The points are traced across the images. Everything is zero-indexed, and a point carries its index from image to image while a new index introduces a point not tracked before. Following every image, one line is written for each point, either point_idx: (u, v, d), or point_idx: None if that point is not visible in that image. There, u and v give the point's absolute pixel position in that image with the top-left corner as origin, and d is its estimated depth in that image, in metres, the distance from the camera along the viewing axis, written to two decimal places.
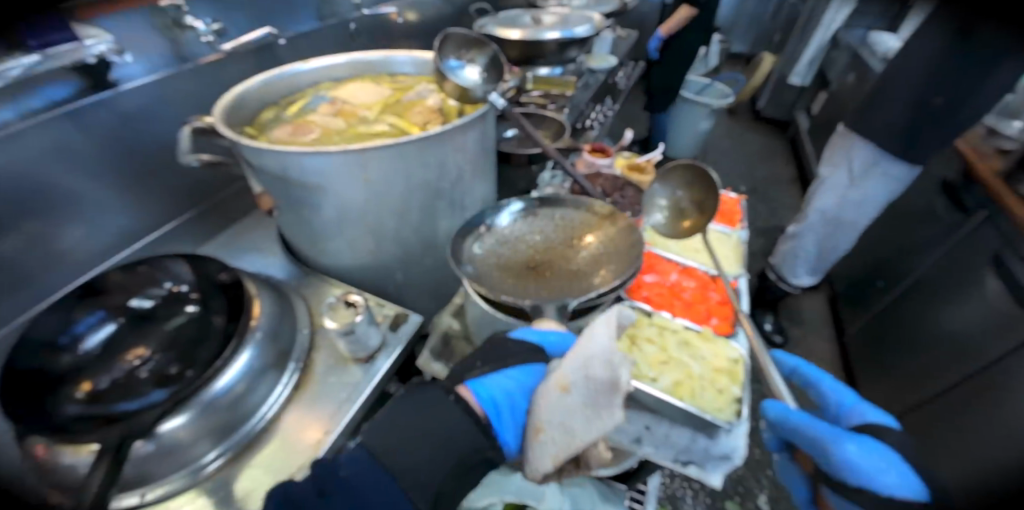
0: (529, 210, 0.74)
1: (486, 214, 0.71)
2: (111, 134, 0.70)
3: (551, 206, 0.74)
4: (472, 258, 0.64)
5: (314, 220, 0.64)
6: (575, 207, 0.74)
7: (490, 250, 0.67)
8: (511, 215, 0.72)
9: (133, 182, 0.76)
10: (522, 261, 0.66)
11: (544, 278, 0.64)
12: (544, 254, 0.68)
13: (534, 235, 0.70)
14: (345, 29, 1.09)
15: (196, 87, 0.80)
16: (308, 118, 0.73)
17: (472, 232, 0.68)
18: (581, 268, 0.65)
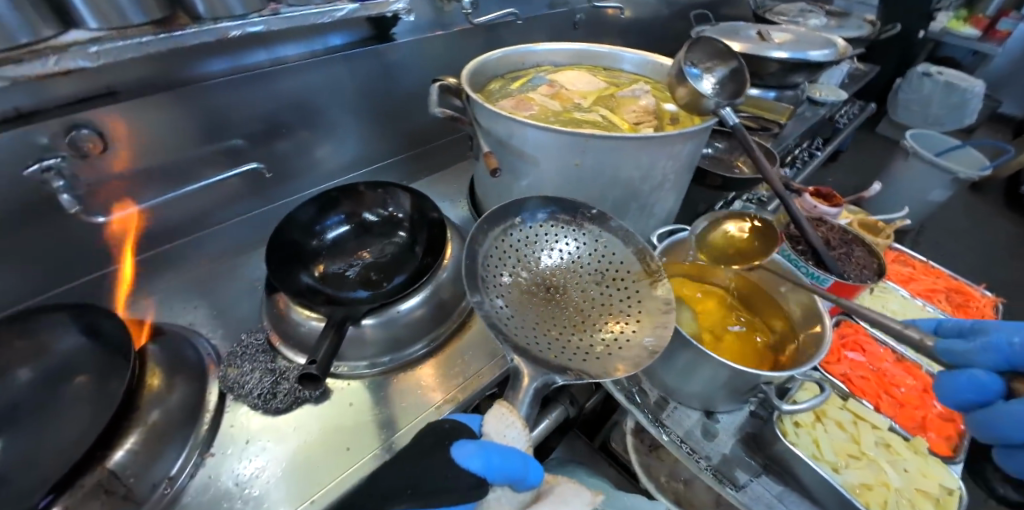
0: (571, 236, 0.57)
1: (527, 216, 0.57)
2: (376, 75, 0.85)
3: (594, 230, 0.57)
4: (492, 292, 0.52)
5: (513, 187, 0.68)
6: (624, 244, 0.57)
7: (516, 295, 0.53)
8: (558, 236, 0.57)
9: (375, 117, 0.91)
10: (538, 278, 0.56)
11: (552, 308, 0.54)
12: (580, 315, 0.53)
13: (570, 264, 0.57)
14: (571, 18, 1.14)
15: (441, 52, 0.91)
16: (529, 95, 0.78)
17: (499, 256, 0.55)
18: (595, 319, 0.53)
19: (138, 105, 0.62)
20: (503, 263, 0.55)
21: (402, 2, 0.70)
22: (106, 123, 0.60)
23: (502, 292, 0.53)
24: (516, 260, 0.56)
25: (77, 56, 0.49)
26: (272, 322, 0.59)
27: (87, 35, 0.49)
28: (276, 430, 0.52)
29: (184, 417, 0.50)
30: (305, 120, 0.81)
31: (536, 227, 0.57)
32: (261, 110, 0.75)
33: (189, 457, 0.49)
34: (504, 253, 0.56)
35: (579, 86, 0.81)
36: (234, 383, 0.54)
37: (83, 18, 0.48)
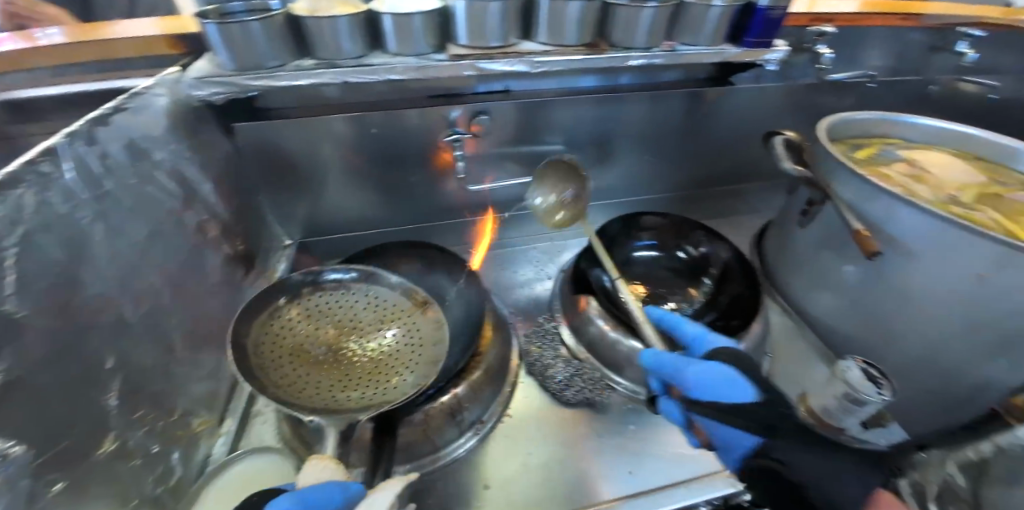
0: (373, 301, 0.53)
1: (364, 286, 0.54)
2: (699, 114, 0.85)
3: (390, 308, 0.53)
4: (275, 369, 0.46)
5: (849, 267, 0.60)
6: (373, 286, 0.54)
7: (395, 320, 0.52)
8: (390, 310, 0.53)
9: (676, 152, 0.91)
10: (317, 326, 0.51)
11: (333, 364, 0.48)
12: (409, 343, 0.50)
13: (405, 336, 0.51)
14: (922, 89, 0.97)
15: (768, 103, 0.87)
16: (883, 170, 0.68)
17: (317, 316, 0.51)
18: (394, 355, 0.49)
19: (519, 104, 0.74)
20: (348, 333, 0.51)
21: (783, 52, 0.67)
22: (495, 113, 0.73)
23: (299, 371, 0.47)
24: (322, 313, 0.52)
25: (525, 62, 0.59)
26: (570, 317, 0.64)
27: (539, 50, 0.60)
28: (561, 420, 0.56)
29: (498, 374, 0.57)
30: (621, 141, 0.85)
31: (362, 295, 0.54)
32: (593, 126, 0.81)
33: (494, 410, 0.55)
34: (308, 308, 0.52)
35: (953, 175, 0.67)
36: (534, 360, 0.61)
37: (540, 33, 0.60)
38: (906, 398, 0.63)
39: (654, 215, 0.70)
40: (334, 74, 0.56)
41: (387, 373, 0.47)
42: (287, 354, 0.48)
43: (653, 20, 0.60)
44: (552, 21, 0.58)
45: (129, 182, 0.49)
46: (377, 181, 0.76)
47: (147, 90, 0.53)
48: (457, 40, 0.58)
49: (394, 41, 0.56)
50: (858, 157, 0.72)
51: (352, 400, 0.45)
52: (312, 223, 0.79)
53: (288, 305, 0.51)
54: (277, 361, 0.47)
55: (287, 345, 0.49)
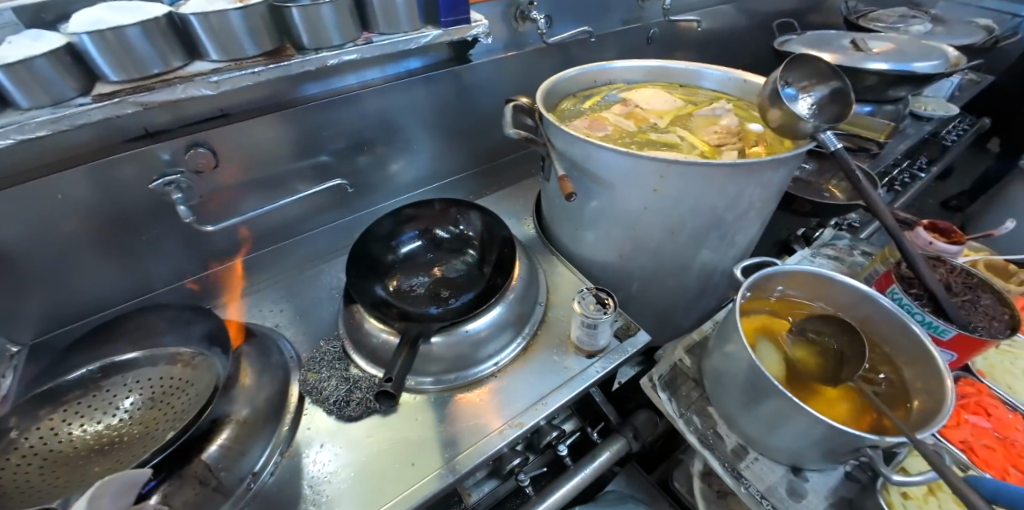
0: (137, 378, 0.53)
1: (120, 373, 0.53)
2: (453, 95, 0.88)
3: (158, 376, 0.53)
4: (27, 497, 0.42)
5: (582, 208, 0.67)
6: (130, 367, 0.53)
7: (168, 385, 0.53)
8: (162, 378, 0.53)
9: (450, 134, 0.93)
10: (70, 435, 0.48)
11: (107, 457, 0.47)
12: (185, 396, 0.51)
13: (182, 391, 0.52)
14: (645, 33, 1.11)
15: (514, 71, 0.92)
16: (602, 114, 0.77)
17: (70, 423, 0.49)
18: (172, 414, 0.50)
19: (245, 126, 0.69)
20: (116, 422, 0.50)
21: (484, 26, 0.71)
22: (218, 143, 0.67)
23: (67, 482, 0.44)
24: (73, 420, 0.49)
25: (200, 85, 0.54)
26: (349, 330, 0.63)
27: (212, 69, 0.55)
28: (347, 436, 0.55)
29: (268, 417, 0.53)
30: (386, 137, 0.85)
31: (118, 383, 0.52)
32: (348, 131, 0.79)
33: (272, 455, 0.52)
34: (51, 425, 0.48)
35: (653, 105, 0.78)
36: (314, 388, 0.58)
37: (208, 51, 0.55)
38: (663, 301, 0.74)
39: (414, 205, 0.70)
40: None
41: (165, 433, 0.48)
42: (37, 472, 0.45)
43: (332, 18, 0.59)
44: (214, 38, 0.54)
45: None
46: (108, 247, 0.66)
47: None
48: (104, 78, 0.52)
49: (17, 95, 0.48)
50: (585, 106, 0.79)
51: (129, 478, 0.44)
52: (43, 320, 0.66)
53: (24, 432, 0.47)
54: (24, 483, 0.43)
55: (33, 467, 0.45)
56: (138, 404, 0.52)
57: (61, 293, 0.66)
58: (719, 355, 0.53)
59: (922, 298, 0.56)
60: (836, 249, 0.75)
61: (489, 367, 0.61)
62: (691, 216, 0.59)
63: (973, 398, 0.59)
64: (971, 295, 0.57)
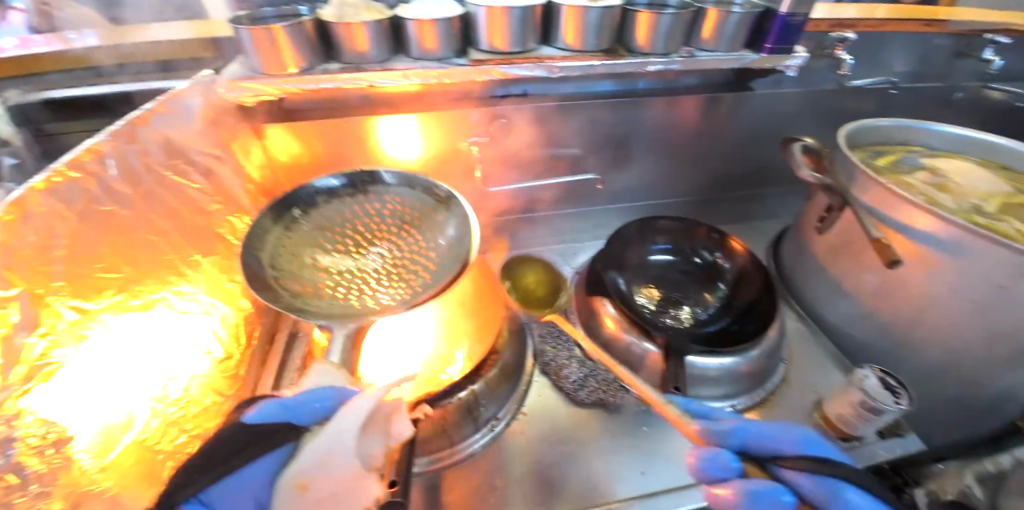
0: (384, 204, 0.58)
1: (344, 200, 0.57)
2: (716, 120, 0.85)
3: (389, 223, 0.57)
4: (293, 281, 0.49)
5: (869, 274, 0.60)
6: (377, 193, 0.58)
7: (399, 231, 0.56)
8: (393, 222, 0.57)
9: (693, 159, 0.90)
10: (373, 225, 0.56)
11: (329, 275, 0.50)
12: (417, 255, 0.53)
13: (409, 247, 0.54)
14: (948, 94, 0.95)
15: (789, 108, 0.86)
16: (906, 178, 0.68)
17: (362, 215, 0.57)
18: (405, 262, 0.53)
19: (536, 107, 0.75)
20: (348, 242, 0.54)
21: (802, 58, 0.67)
22: (513, 116, 0.74)
23: (307, 284, 0.49)
24: (370, 214, 0.57)
25: (544, 67, 0.60)
26: (585, 319, 0.65)
27: (558, 55, 0.61)
28: (574, 417, 0.57)
29: (513, 375, 0.58)
30: (639, 146, 0.85)
31: (354, 211, 0.57)
32: (611, 131, 0.82)
33: (509, 408, 0.57)
34: (368, 210, 0.57)
35: (977, 183, 0.67)
36: (550, 361, 0.62)
37: (559, 38, 0.61)
38: (924, 408, 0.63)
39: (670, 219, 0.70)
40: (361, 77, 0.58)
41: (410, 273, 0.52)
42: (310, 269, 0.50)
43: (673, 26, 0.60)
44: (570, 27, 0.59)
45: (163, 179, 0.51)
46: None
47: (184, 90, 0.55)
48: (478, 46, 0.60)
49: (418, 47, 0.58)
50: (881, 163, 0.71)
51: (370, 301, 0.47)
52: None
53: (278, 230, 0.53)
54: (305, 266, 0.51)
55: (316, 255, 0.52)
56: (383, 247, 0.54)
57: None
58: None
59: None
60: None
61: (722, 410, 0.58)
62: None
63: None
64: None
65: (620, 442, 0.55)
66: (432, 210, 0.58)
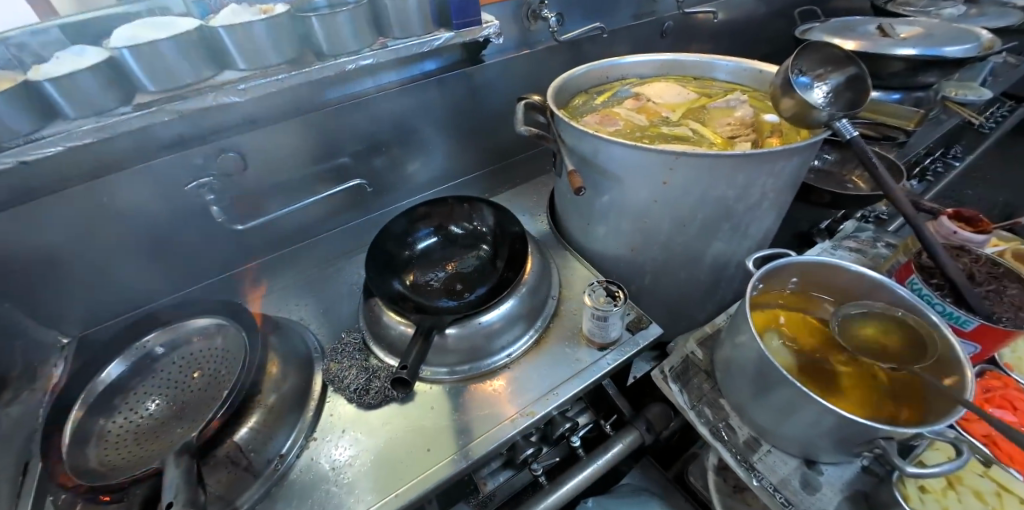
0: (166, 362, 0.58)
1: (124, 371, 0.57)
2: (468, 96, 0.89)
3: (179, 376, 0.57)
4: (107, 473, 0.48)
5: (592, 202, 0.67)
6: (144, 350, 0.58)
7: (197, 380, 0.57)
8: (188, 374, 0.57)
9: (465, 136, 0.94)
10: (169, 385, 0.57)
11: (144, 447, 0.51)
12: (222, 388, 0.55)
13: (212, 381, 0.56)
14: (659, 26, 1.08)
15: (530, 68, 0.93)
16: (613, 109, 0.77)
17: (149, 384, 0.57)
18: (212, 398, 0.54)
19: (271, 132, 0.72)
20: (155, 420, 0.54)
21: (494, 26, 0.73)
22: (247, 146, 0.71)
23: (125, 467, 0.48)
24: (161, 382, 0.57)
25: (229, 93, 0.58)
26: (369, 322, 0.65)
27: (238, 77, 0.58)
28: (367, 422, 0.57)
29: (298, 401, 0.57)
30: (404, 138, 0.87)
31: (145, 384, 0.57)
32: (365, 134, 0.82)
33: (298, 439, 0.55)
34: (160, 377, 0.57)
35: (665, 99, 0.78)
36: (335, 377, 0.61)
37: (235, 61, 0.59)
38: (675, 297, 0.74)
39: (428, 202, 0.73)
40: (5, 157, 0.49)
41: (216, 399, 0.53)
42: (126, 451, 0.50)
43: (352, 23, 0.62)
44: (241, 48, 0.57)
45: None
46: (146, 244, 0.71)
47: None
48: (142, 88, 0.56)
49: (66, 106, 0.52)
50: (597, 102, 0.79)
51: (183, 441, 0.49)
52: (93, 312, 0.72)
53: (81, 429, 0.52)
54: (115, 453, 0.50)
55: (123, 441, 0.52)
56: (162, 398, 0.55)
57: (111, 287, 0.72)
58: (731, 345, 0.52)
59: (943, 289, 0.56)
60: (858, 241, 0.75)
61: (501, 360, 0.62)
62: (703, 207, 0.59)
63: (999, 391, 0.58)
64: (995, 285, 0.56)
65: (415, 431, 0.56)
66: (210, 345, 0.59)
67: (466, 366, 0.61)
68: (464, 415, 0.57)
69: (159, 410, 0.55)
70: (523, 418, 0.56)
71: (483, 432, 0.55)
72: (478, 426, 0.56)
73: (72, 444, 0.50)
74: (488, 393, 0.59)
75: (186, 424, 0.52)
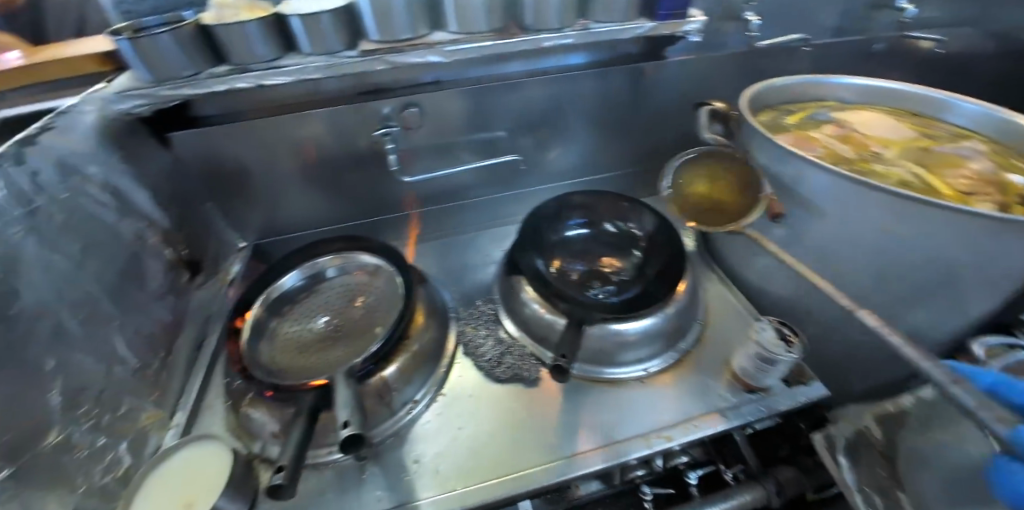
0: (331, 287, 0.64)
1: (298, 285, 0.63)
2: (636, 91, 0.85)
3: (339, 302, 0.62)
4: (279, 371, 0.54)
5: (768, 230, 0.61)
6: (316, 269, 0.64)
7: (354, 311, 0.61)
8: (347, 302, 0.62)
9: (620, 132, 0.91)
10: (329, 307, 0.62)
11: (307, 358, 0.56)
12: (375, 324, 0.58)
13: (366, 315, 0.60)
14: (868, 47, 0.94)
15: (711, 73, 0.86)
16: (810, 133, 0.69)
17: (314, 301, 0.63)
18: (365, 331, 0.58)
19: (450, 94, 0.75)
20: (317, 336, 0.59)
21: (699, 22, 0.68)
22: (427, 105, 0.74)
23: (291, 370, 0.54)
24: (324, 303, 0.63)
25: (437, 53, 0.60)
26: (506, 298, 0.66)
27: (446, 39, 0.61)
28: (492, 394, 0.58)
29: (435, 356, 0.59)
30: (561, 122, 0.86)
31: (312, 301, 0.63)
32: (528, 112, 0.82)
33: (430, 391, 0.58)
34: (324, 298, 0.63)
35: (877, 132, 0.67)
36: (469, 341, 0.63)
37: (449, 23, 0.61)
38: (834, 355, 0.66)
39: (585, 193, 0.71)
40: (251, 78, 0.58)
41: (370, 333, 0.58)
42: (292, 356, 0.56)
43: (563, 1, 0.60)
44: (459, 11, 0.59)
45: (62, 199, 0.51)
46: (324, 178, 0.78)
47: (71, 109, 0.54)
48: (367, 36, 0.60)
49: (305, 42, 0.58)
50: (788, 122, 0.71)
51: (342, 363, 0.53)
52: (269, 225, 0.82)
53: (261, 326, 0.59)
54: (283, 355, 0.56)
55: (290, 346, 0.58)
56: (323, 318, 0.61)
57: (288, 208, 0.81)
58: None
59: None
60: None
61: (633, 374, 0.60)
62: (922, 267, 0.50)
63: None
64: None
65: (536, 418, 0.56)
66: (369, 282, 0.64)
67: (598, 370, 0.59)
68: (589, 418, 0.56)
69: (320, 328, 0.60)
70: (653, 440, 0.53)
71: (608, 441, 0.53)
72: (603, 434, 0.54)
73: (253, 337, 0.57)
74: (615, 404, 0.57)
75: (342, 347, 0.57)
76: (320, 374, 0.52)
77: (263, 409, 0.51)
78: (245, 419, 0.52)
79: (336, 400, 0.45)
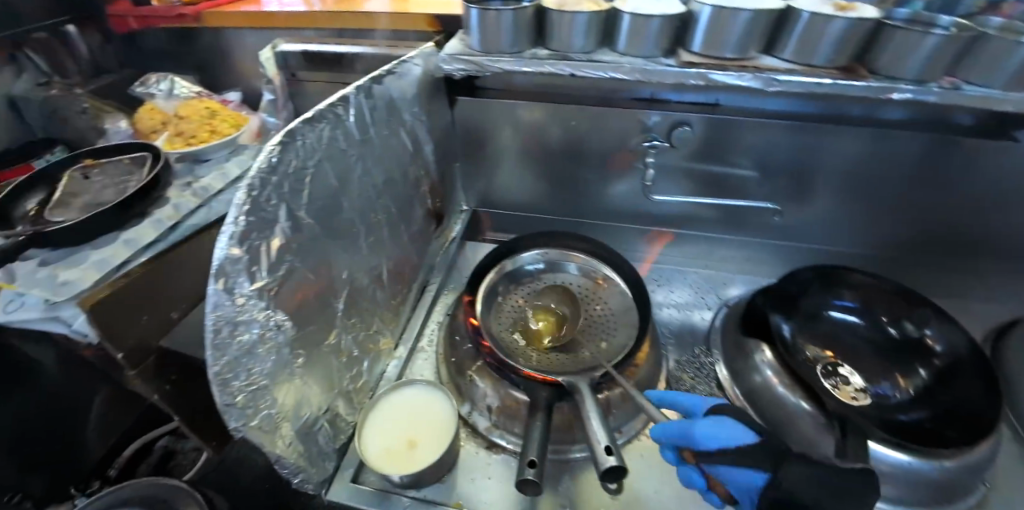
0: (560, 282, 0.63)
1: (530, 269, 0.64)
2: (949, 166, 0.67)
3: (565, 300, 0.62)
4: (508, 349, 0.54)
5: None
6: (552, 259, 0.64)
7: (579, 315, 0.60)
8: (573, 303, 0.61)
9: (902, 210, 0.74)
10: (555, 303, 0.62)
11: (531, 345, 0.56)
12: (603, 339, 0.56)
13: (592, 325, 0.59)
14: None
15: None
16: None
17: (541, 290, 0.63)
18: (590, 341, 0.57)
19: (726, 120, 0.69)
20: (539, 326, 0.59)
21: None
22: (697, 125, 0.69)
23: (518, 353, 0.54)
24: (550, 296, 0.62)
25: (762, 80, 0.54)
26: (730, 357, 0.59)
27: (783, 67, 0.55)
28: None
29: (645, 393, 0.56)
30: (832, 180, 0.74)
31: (538, 289, 0.63)
32: (799, 160, 0.72)
33: (635, 428, 0.54)
34: (550, 290, 0.63)
35: None
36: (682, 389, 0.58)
37: (784, 50, 0.56)
38: None
39: (862, 275, 0.61)
40: (568, 67, 0.59)
41: (596, 345, 0.56)
42: (516, 337, 0.57)
43: (939, 51, 0.50)
44: (805, 37, 0.53)
45: (383, 135, 0.58)
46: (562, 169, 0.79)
47: (410, 59, 0.61)
48: (690, 47, 0.57)
49: (626, 41, 0.57)
50: None
51: (571, 367, 0.52)
52: (493, 197, 0.86)
53: (495, 297, 0.61)
54: (509, 332, 0.57)
55: (514, 326, 0.59)
56: (548, 310, 0.61)
57: (517, 187, 0.83)
58: None
59: None
60: None
61: None
62: None
63: None
64: None
65: None
66: (598, 290, 0.62)
67: None
68: None
69: (543, 320, 0.60)
70: None
71: None
72: None
73: (486, 305, 0.59)
74: None
75: (564, 348, 0.56)
76: (550, 370, 0.51)
77: (488, 382, 0.53)
78: (465, 380, 0.55)
79: (585, 407, 0.43)
